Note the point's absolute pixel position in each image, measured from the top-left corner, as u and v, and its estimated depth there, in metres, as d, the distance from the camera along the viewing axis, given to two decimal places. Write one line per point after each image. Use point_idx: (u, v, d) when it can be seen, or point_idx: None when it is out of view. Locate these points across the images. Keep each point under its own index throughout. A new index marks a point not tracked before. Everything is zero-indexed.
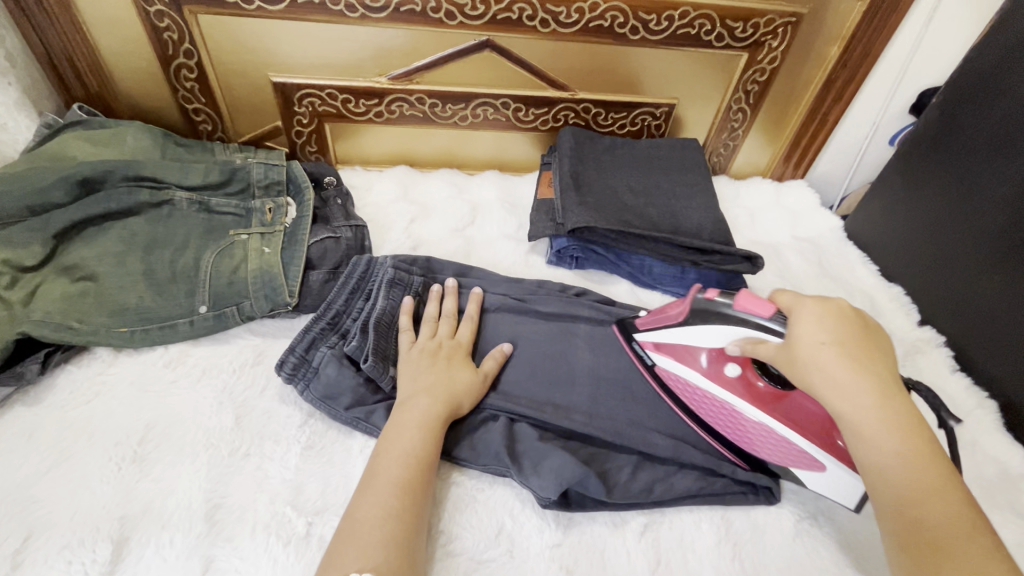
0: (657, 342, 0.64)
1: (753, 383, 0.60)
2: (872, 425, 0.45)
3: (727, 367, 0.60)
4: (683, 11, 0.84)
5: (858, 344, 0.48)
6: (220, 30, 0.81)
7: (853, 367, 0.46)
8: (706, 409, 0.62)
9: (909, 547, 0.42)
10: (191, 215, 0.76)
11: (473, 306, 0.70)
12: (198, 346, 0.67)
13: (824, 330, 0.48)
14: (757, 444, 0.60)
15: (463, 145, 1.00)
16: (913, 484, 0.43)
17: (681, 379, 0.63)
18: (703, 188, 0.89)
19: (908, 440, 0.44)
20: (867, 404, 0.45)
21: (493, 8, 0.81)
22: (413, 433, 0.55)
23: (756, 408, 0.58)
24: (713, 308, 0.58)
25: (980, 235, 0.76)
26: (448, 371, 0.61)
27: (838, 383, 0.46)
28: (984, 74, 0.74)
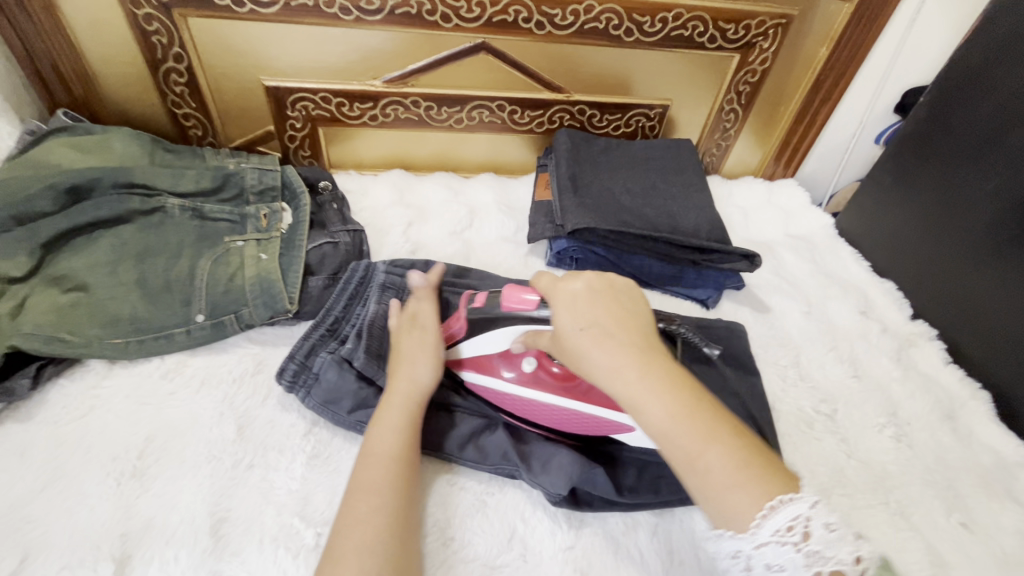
0: (458, 358, 0.63)
1: (551, 372, 0.60)
2: (643, 394, 0.44)
3: (523, 364, 0.60)
4: (677, 13, 0.85)
5: (608, 317, 0.48)
6: (211, 33, 0.79)
7: (610, 344, 0.46)
8: (531, 411, 0.61)
9: (714, 499, 0.42)
10: (184, 222, 0.75)
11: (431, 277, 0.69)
12: (196, 357, 0.65)
13: (579, 318, 0.48)
14: (569, 426, 0.60)
15: (457, 148, 0.99)
16: (690, 437, 0.43)
17: (495, 390, 0.62)
18: (699, 188, 0.90)
19: (677, 396, 0.44)
20: (637, 374, 0.45)
21: (489, 10, 0.81)
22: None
23: (565, 399, 0.58)
24: (488, 313, 0.58)
25: (972, 229, 0.77)
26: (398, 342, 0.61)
27: (608, 362, 0.45)
28: (970, 72, 0.76)
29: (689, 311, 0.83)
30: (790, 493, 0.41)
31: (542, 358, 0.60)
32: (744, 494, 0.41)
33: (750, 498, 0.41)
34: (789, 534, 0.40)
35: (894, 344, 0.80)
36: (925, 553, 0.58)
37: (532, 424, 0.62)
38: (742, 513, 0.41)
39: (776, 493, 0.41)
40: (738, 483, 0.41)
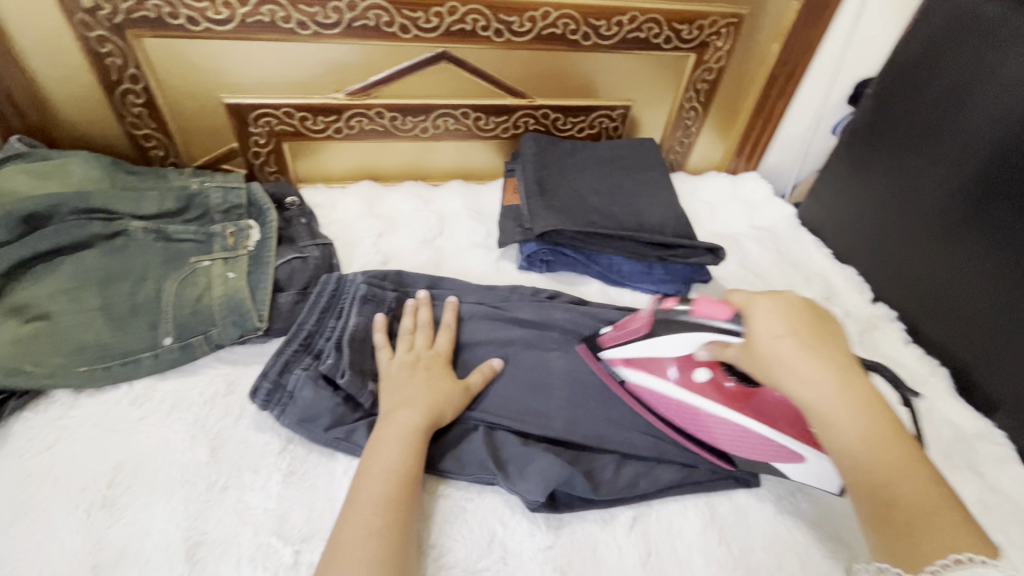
0: (626, 357, 0.64)
1: (722, 385, 0.60)
2: (837, 413, 0.47)
3: (696, 373, 0.61)
4: (632, 16, 0.87)
5: (814, 334, 0.50)
6: (167, 52, 0.79)
7: (817, 360, 0.48)
8: (687, 419, 0.62)
9: (889, 530, 0.44)
10: (148, 244, 0.74)
11: (449, 315, 0.70)
12: (165, 380, 0.65)
13: (783, 326, 0.50)
14: (732, 444, 0.60)
15: (426, 158, 1.00)
16: (879, 466, 0.46)
17: (659, 393, 0.63)
18: (663, 185, 0.92)
19: (874, 424, 0.47)
20: (835, 391, 0.48)
21: (446, 19, 0.82)
22: (396, 448, 0.54)
23: (734, 412, 0.59)
24: (671, 316, 0.59)
25: (923, 215, 0.80)
26: (427, 382, 0.61)
27: (810, 374, 0.48)
28: (910, 65, 0.79)
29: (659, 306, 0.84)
30: (981, 555, 0.40)
31: (716, 368, 0.60)
32: (922, 539, 0.42)
33: (927, 541, 0.42)
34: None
35: (857, 328, 0.82)
36: None
37: (689, 436, 0.63)
38: (915, 551, 0.42)
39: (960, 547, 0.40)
40: (917, 525, 0.43)
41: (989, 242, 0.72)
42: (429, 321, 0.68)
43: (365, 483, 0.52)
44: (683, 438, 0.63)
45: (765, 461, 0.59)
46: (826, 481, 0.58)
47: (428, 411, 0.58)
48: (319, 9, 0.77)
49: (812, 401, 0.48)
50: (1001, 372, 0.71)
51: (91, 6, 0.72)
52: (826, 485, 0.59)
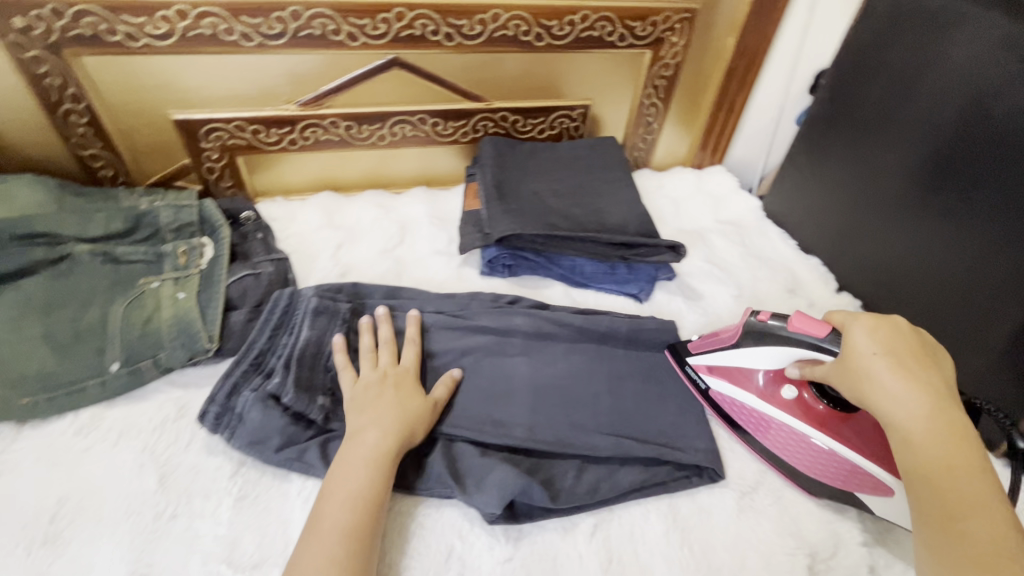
0: (710, 366, 0.67)
1: (812, 406, 0.63)
2: (922, 436, 0.46)
3: (783, 389, 0.64)
4: (583, 15, 0.86)
5: (913, 359, 0.50)
6: (109, 70, 0.77)
7: (908, 381, 0.49)
8: (769, 436, 0.64)
9: (949, 560, 0.41)
10: (95, 267, 0.72)
11: (411, 330, 0.68)
12: (114, 408, 0.63)
13: (881, 346, 0.52)
14: (819, 469, 0.61)
15: (386, 165, 0.99)
16: (955, 495, 0.43)
17: (743, 406, 0.66)
18: (624, 184, 0.91)
19: (960, 454, 0.45)
20: (922, 413, 0.47)
21: (394, 25, 0.80)
22: (363, 473, 0.53)
23: (820, 432, 0.61)
24: (772, 328, 0.62)
25: (882, 203, 0.80)
26: (397, 401, 0.59)
27: (898, 391, 0.48)
28: (858, 55, 0.79)
29: (623, 306, 0.83)
30: None
31: (803, 386, 0.63)
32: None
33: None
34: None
35: None
36: (853, 521, 0.60)
37: (774, 458, 0.64)
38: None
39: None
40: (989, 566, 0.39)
41: (946, 225, 0.71)
42: (391, 337, 0.66)
43: (330, 511, 0.50)
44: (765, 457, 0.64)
45: (849, 489, 0.60)
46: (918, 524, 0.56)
47: (397, 431, 0.56)
48: (262, 20, 0.76)
49: (898, 418, 0.48)
50: (974, 354, 0.70)
51: (23, 26, 0.70)
52: None
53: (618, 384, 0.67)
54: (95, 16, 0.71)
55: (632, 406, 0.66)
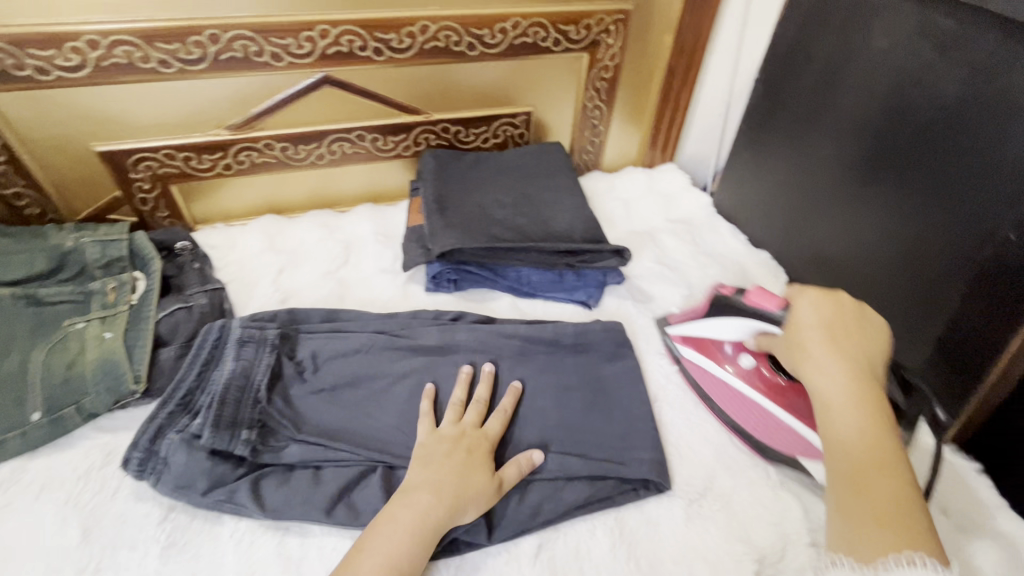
0: (684, 334, 0.73)
1: (768, 377, 0.66)
2: (842, 402, 0.47)
3: (743, 358, 0.68)
4: (514, 22, 0.85)
5: (846, 331, 0.52)
6: (23, 105, 0.74)
7: (837, 352, 0.50)
8: (725, 401, 0.68)
9: (851, 518, 0.42)
10: (16, 311, 0.69)
11: (507, 399, 0.64)
12: (37, 458, 0.60)
13: (824, 319, 0.53)
14: (766, 434, 0.65)
15: (329, 184, 0.97)
16: (865, 457, 0.44)
17: (708, 372, 0.70)
18: (569, 190, 0.90)
19: (873, 418, 0.46)
20: (846, 380, 0.48)
21: (319, 43, 0.79)
22: (404, 540, 0.50)
23: (773, 402, 0.65)
24: (731, 301, 0.65)
25: (821, 195, 0.80)
26: (463, 470, 0.55)
27: (826, 360, 0.50)
28: (787, 49, 0.79)
29: (572, 314, 0.81)
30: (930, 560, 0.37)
31: (765, 360, 0.67)
32: (883, 534, 0.40)
33: (892, 540, 0.39)
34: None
35: None
36: (802, 522, 0.59)
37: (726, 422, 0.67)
38: (873, 548, 0.39)
39: (926, 555, 0.38)
40: (885, 521, 0.40)
41: (880, 216, 0.71)
42: (486, 399, 0.64)
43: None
44: (719, 418, 0.68)
45: (789, 454, 0.62)
46: None
47: (448, 501, 0.52)
48: (178, 45, 0.74)
49: (822, 384, 0.49)
50: (913, 345, 0.69)
51: None
52: None
53: (561, 397, 0.66)
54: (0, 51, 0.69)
55: (578, 418, 0.65)
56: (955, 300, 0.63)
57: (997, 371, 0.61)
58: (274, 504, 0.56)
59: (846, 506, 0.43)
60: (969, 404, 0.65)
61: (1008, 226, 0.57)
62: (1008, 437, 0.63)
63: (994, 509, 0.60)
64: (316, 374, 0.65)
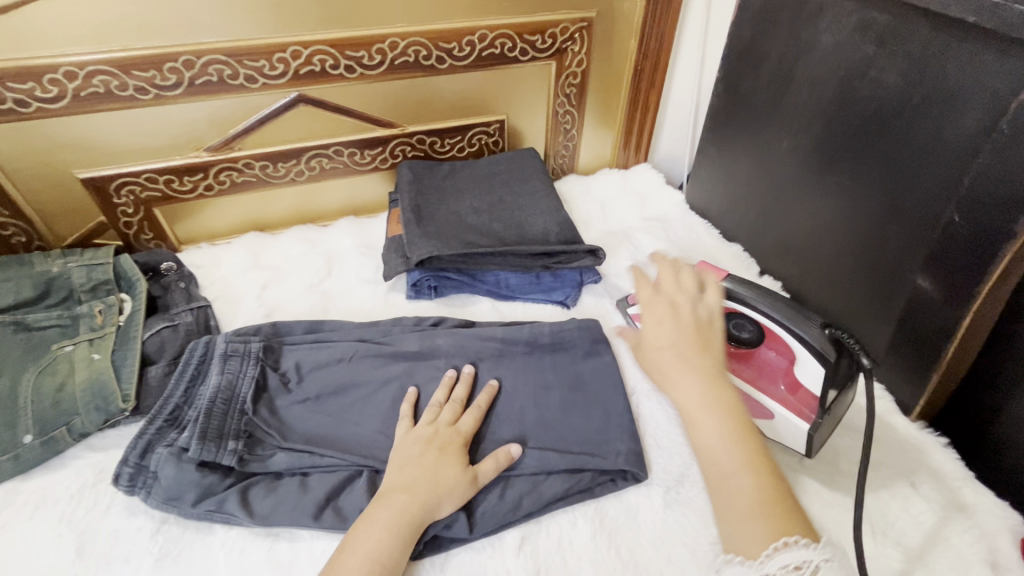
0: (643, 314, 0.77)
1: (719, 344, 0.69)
2: (699, 414, 0.54)
3: None
4: (481, 35, 0.88)
5: (691, 346, 0.59)
6: (4, 138, 0.76)
7: (691, 371, 0.57)
8: None
9: (728, 515, 0.49)
10: (6, 338, 0.71)
11: (483, 397, 0.66)
12: (30, 480, 0.62)
13: (675, 341, 0.60)
14: None
15: (310, 200, 0.99)
16: (729, 460, 0.51)
17: None
18: (544, 194, 0.93)
19: (729, 422, 0.53)
20: (702, 396, 0.55)
21: (292, 64, 0.81)
22: (383, 538, 0.52)
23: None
24: None
25: (784, 187, 0.83)
26: (435, 467, 0.57)
27: (683, 381, 0.56)
28: (742, 47, 0.82)
29: (551, 314, 0.83)
30: (801, 539, 0.46)
31: None
32: (760, 526, 0.47)
33: (763, 531, 0.47)
34: (795, 572, 0.45)
35: None
36: None
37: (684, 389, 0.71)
38: (755, 542, 0.47)
39: (792, 534, 0.46)
40: (756, 515, 0.48)
41: (838, 203, 0.74)
42: (464, 398, 0.66)
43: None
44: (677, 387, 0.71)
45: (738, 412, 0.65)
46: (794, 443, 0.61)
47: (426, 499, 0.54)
48: (154, 72, 0.76)
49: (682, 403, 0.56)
50: (880, 327, 0.72)
51: None
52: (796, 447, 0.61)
53: (540, 395, 0.68)
54: None
55: (557, 414, 0.67)
56: (913, 282, 0.66)
57: (953, 349, 0.63)
58: (263, 511, 0.57)
59: (722, 506, 0.50)
60: (931, 382, 0.66)
61: (953, 208, 0.59)
62: (971, 411, 0.66)
63: (959, 481, 0.63)
64: (300, 385, 0.67)
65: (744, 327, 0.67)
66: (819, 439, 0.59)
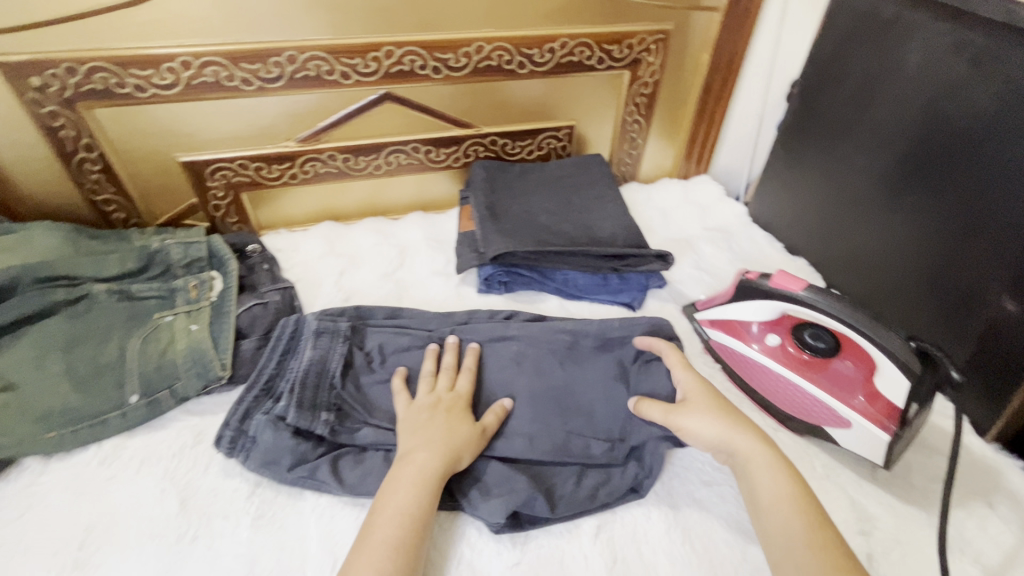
0: (712, 319, 0.78)
1: (792, 353, 0.71)
2: (766, 462, 0.57)
3: (770, 338, 0.74)
4: (562, 42, 0.91)
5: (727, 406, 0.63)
6: (118, 120, 0.82)
7: (749, 424, 0.60)
8: (754, 378, 0.73)
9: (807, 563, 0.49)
10: (110, 305, 0.76)
11: (471, 359, 0.70)
12: (134, 437, 0.66)
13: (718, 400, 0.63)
14: (791, 406, 0.69)
15: (384, 193, 1.03)
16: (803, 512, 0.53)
17: (737, 353, 0.75)
18: (612, 199, 0.95)
19: (791, 475, 0.56)
20: (763, 454, 0.57)
21: (384, 62, 0.86)
22: (410, 492, 0.54)
23: (800, 375, 0.69)
24: (756, 285, 0.72)
25: (857, 203, 0.83)
26: (448, 425, 0.61)
27: (741, 438, 0.58)
28: (823, 64, 0.84)
29: (617, 315, 0.85)
30: None
31: (790, 337, 0.72)
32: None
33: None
34: None
35: None
36: (849, 510, 0.61)
37: (755, 397, 0.73)
38: None
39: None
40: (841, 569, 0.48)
41: (915, 222, 0.74)
42: (454, 364, 0.69)
43: (383, 529, 0.52)
44: (748, 395, 0.73)
45: (816, 422, 0.67)
46: (873, 453, 0.62)
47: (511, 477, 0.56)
48: (260, 65, 0.81)
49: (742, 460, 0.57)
50: (956, 347, 0.72)
51: (39, 84, 0.76)
52: (874, 458, 0.63)
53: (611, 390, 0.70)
54: (106, 71, 0.77)
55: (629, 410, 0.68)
56: (994, 304, 0.66)
57: None
58: (352, 481, 0.60)
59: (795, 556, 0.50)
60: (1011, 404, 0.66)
61: None
62: None
63: None
64: (383, 365, 0.70)
65: (820, 337, 0.70)
66: (899, 450, 0.61)
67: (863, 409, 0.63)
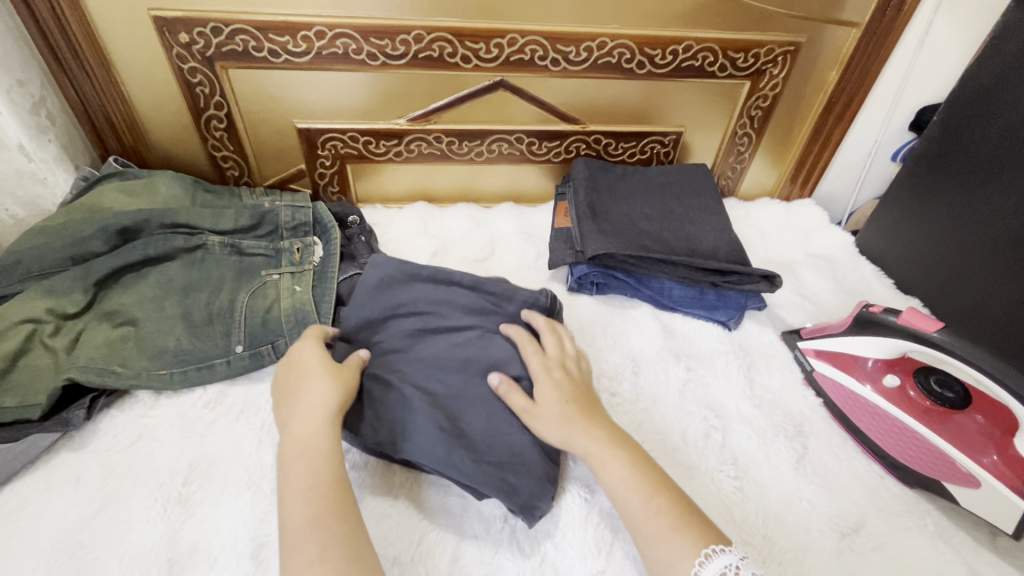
0: (819, 349, 0.74)
1: (912, 398, 0.67)
2: (607, 456, 0.54)
3: (887, 378, 0.69)
4: (687, 45, 0.88)
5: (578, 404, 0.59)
6: (248, 82, 0.85)
7: (588, 424, 0.57)
8: (864, 417, 0.68)
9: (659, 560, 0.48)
10: (222, 258, 0.78)
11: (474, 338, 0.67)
12: (236, 386, 0.69)
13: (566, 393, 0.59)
14: (908, 453, 0.65)
15: (478, 181, 1.04)
16: (643, 495, 0.51)
17: (848, 390, 0.71)
18: (716, 211, 0.92)
19: (635, 469, 0.53)
20: (598, 449, 0.55)
21: (506, 50, 0.86)
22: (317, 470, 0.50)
23: (920, 421, 0.65)
24: (882, 320, 0.67)
25: (1001, 244, 0.77)
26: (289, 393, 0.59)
27: (574, 434, 0.56)
28: (979, 91, 0.77)
29: (711, 332, 0.82)
30: (722, 544, 0.47)
31: (911, 380, 0.68)
32: (683, 544, 0.47)
33: (689, 546, 0.47)
34: None
35: None
36: None
37: (861, 438, 0.68)
38: (685, 559, 0.46)
39: (713, 543, 0.47)
40: (680, 528, 0.48)
41: None
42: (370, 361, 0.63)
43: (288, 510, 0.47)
44: (853, 434, 0.69)
45: (935, 475, 0.63)
46: (1001, 519, 0.58)
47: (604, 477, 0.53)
48: (388, 42, 0.83)
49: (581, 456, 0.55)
50: None
51: (186, 41, 0.80)
52: (1000, 525, 0.58)
53: (491, 336, 0.68)
54: (247, 34, 0.80)
55: None
56: None
57: None
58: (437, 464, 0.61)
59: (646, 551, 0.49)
60: None
61: None
62: None
63: None
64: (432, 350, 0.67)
65: (948, 386, 0.66)
66: None
67: (998, 469, 0.59)
